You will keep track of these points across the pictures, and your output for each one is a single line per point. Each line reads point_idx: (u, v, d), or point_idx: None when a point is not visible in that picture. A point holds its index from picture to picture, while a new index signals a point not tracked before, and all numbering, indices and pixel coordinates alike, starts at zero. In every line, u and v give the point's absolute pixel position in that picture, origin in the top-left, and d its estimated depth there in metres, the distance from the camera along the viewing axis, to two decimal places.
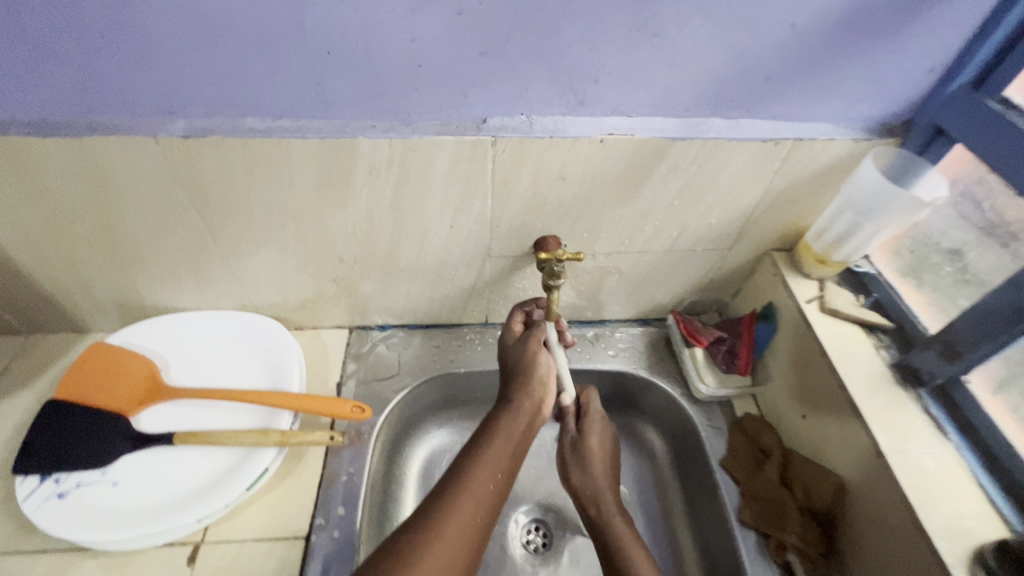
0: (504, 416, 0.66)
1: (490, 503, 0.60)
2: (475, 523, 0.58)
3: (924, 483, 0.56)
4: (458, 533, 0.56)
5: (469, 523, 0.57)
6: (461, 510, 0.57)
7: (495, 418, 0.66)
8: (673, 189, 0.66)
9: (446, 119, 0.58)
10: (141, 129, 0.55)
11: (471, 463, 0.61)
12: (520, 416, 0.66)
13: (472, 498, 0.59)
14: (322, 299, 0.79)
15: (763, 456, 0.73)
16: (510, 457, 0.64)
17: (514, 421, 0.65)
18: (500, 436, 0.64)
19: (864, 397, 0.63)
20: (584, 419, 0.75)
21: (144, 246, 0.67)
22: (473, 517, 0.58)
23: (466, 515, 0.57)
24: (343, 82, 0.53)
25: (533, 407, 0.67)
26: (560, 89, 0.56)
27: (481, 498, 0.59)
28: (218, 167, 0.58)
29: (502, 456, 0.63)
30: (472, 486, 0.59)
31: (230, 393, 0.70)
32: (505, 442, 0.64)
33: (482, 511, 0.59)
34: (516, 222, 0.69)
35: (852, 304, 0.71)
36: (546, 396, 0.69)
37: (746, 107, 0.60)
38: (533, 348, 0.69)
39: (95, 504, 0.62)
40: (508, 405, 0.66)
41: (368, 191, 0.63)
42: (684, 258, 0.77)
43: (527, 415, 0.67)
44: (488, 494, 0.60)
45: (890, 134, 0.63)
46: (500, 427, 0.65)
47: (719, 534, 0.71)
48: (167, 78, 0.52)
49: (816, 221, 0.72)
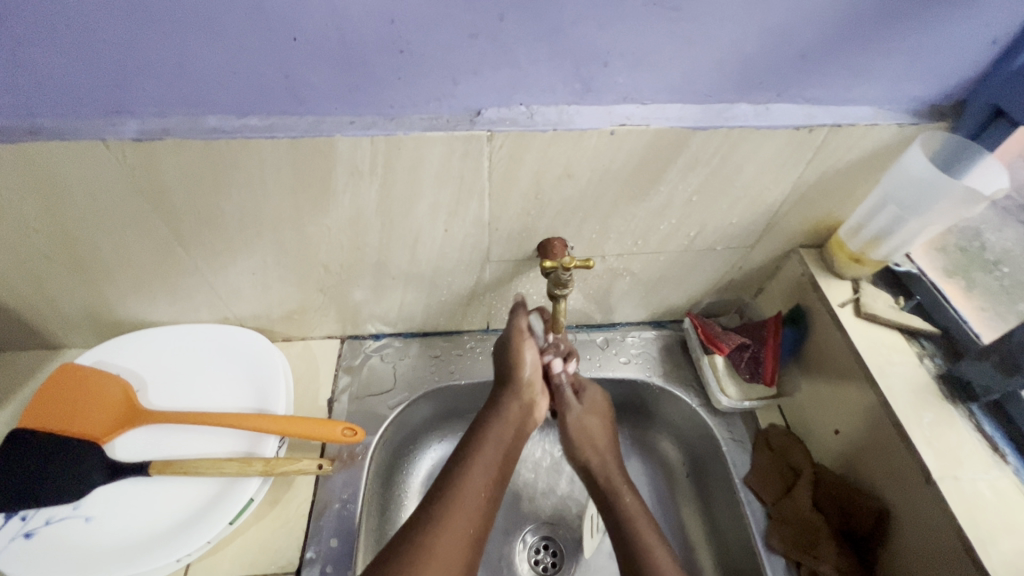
0: (493, 420, 0.62)
1: (483, 510, 0.57)
2: (471, 531, 0.55)
3: (981, 515, 0.50)
4: (451, 545, 0.53)
5: (463, 534, 0.54)
6: (454, 521, 0.54)
7: (483, 424, 0.62)
8: (692, 184, 0.59)
9: (435, 112, 0.51)
10: (88, 132, 0.48)
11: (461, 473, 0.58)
12: (510, 420, 0.63)
13: (464, 508, 0.55)
14: (309, 309, 0.73)
15: (792, 475, 0.67)
16: (502, 462, 0.61)
17: (504, 426, 0.62)
18: (489, 441, 0.61)
19: (909, 414, 0.56)
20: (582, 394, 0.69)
21: (108, 259, 0.61)
22: (465, 527, 0.54)
23: (462, 524, 0.54)
24: (314, 73, 0.46)
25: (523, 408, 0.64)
26: (565, 75, 0.49)
27: (474, 506, 0.56)
28: (181, 172, 0.52)
29: (492, 461, 0.60)
30: (462, 496, 0.56)
31: (211, 418, 0.65)
32: (496, 448, 0.61)
33: (476, 517, 0.56)
34: (517, 225, 0.62)
35: (891, 307, 0.65)
36: (538, 396, 0.66)
37: (777, 90, 0.52)
38: (519, 346, 0.64)
39: (67, 543, 0.57)
40: (498, 409, 0.63)
41: (351, 195, 0.56)
42: (702, 258, 0.70)
43: (518, 418, 0.63)
44: (481, 502, 0.57)
45: (941, 117, 0.55)
46: (489, 431, 0.61)
47: (744, 559, 0.66)
48: (111, 74, 0.45)
49: (851, 216, 0.65)
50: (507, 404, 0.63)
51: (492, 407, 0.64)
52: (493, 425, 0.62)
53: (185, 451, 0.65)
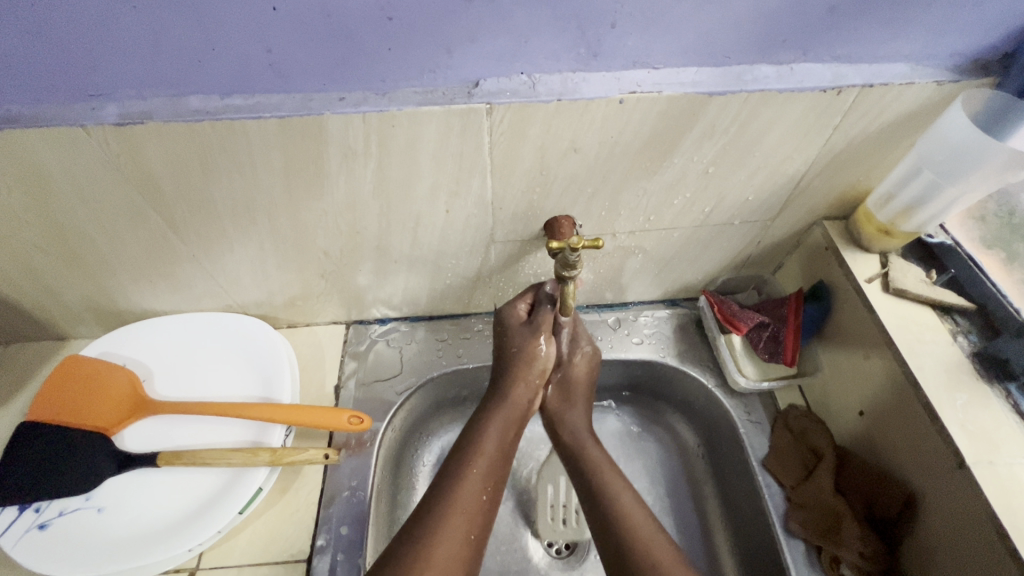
0: (497, 411, 0.61)
1: (483, 512, 0.55)
2: (470, 535, 0.52)
3: (1017, 501, 0.47)
4: (449, 551, 0.50)
5: (464, 540, 0.52)
6: (453, 525, 0.52)
7: (487, 412, 0.61)
8: (708, 155, 0.55)
9: (430, 85, 0.48)
10: (66, 119, 0.46)
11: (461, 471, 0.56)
12: (511, 410, 0.61)
13: (463, 512, 0.53)
14: (311, 295, 0.71)
15: (813, 457, 0.65)
16: (502, 459, 0.59)
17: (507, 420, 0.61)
18: (492, 436, 0.59)
19: (941, 395, 0.53)
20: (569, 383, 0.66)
21: (103, 250, 0.59)
22: (465, 531, 0.52)
23: (461, 526, 0.52)
24: (297, 46, 0.43)
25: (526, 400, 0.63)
26: (568, 39, 0.45)
27: (472, 509, 0.54)
28: (166, 158, 0.50)
29: (494, 457, 0.58)
30: (461, 499, 0.54)
31: (217, 408, 0.64)
32: (498, 442, 0.59)
33: (475, 520, 0.53)
34: (522, 204, 0.59)
35: (922, 281, 0.61)
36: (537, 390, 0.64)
37: (803, 48, 0.48)
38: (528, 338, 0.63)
39: (79, 534, 0.57)
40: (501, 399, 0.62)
41: (346, 176, 0.54)
42: (719, 233, 0.67)
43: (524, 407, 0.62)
44: (482, 503, 0.55)
45: (985, 72, 0.50)
46: (493, 425, 0.60)
47: (761, 541, 0.64)
48: (83, 55, 0.42)
49: (880, 185, 0.60)
50: (514, 392, 0.62)
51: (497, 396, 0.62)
52: (496, 416, 0.61)
53: (193, 440, 0.65)
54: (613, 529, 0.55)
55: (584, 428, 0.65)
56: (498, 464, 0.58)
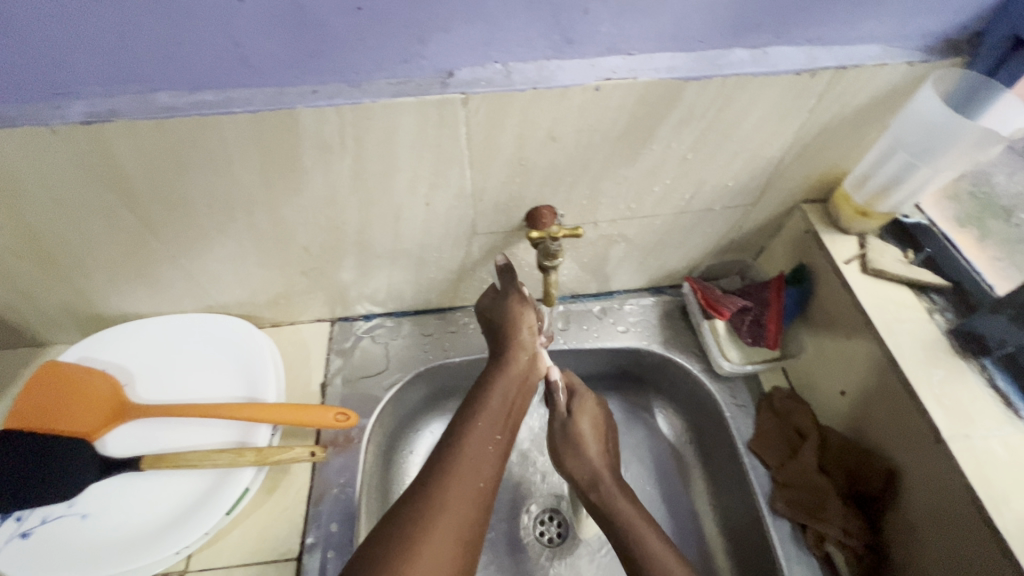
0: (499, 374, 0.62)
1: (493, 464, 0.57)
2: (483, 476, 0.55)
3: (994, 473, 0.48)
4: (464, 494, 0.53)
5: (474, 484, 0.54)
6: (464, 470, 0.54)
7: (489, 381, 0.62)
8: (686, 141, 0.55)
9: (404, 76, 0.47)
10: (31, 118, 0.45)
11: (466, 431, 0.58)
12: (512, 373, 0.62)
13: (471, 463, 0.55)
14: (293, 293, 0.70)
15: (797, 438, 0.66)
16: (508, 413, 0.61)
17: (511, 379, 0.62)
18: (496, 394, 0.61)
19: (918, 372, 0.54)
20: (575, 400, 0.68)
21: (77, 252, 0.58)
22: (477, 480, 0.55)
23: (472, 471, 0.55)
24: (265, 39, 0.42)
25: (528, 361, 0.64)
26: (542, 26, 0.45)
27: (482, 458, 0.56)
28: (138, 156, 0.48)
29: (498, 414, 0.60)
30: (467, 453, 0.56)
31: (201, 410, 0.63)
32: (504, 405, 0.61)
33: (485, 469, 0.56)
34: (503, 195, 0.59)
35: (899, 261, 0.62)
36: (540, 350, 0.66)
37: (776, 31, 0.48)
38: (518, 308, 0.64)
39: (63, 542, 0.57)
40: (503, 371, 0.62)
41: (323, 171, 0.53)
42: (700, 219, 0.67)
43: (521, 379, 0.63)
44: (489, 454, 0.57)
45: (956, 52, 0.51)
46: (497, 384, 0.62)
47: (749, 521, 0.65)
48: (44, 50, 0.41)
49: (856, 168, 0.61)
50: (513, 354, 0.63)
51: (496, 362, 0.64)
52: (501, 378, 0.62)
53: (178, 443, 0.64)
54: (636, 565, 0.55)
55: (595, 461, 0.65)
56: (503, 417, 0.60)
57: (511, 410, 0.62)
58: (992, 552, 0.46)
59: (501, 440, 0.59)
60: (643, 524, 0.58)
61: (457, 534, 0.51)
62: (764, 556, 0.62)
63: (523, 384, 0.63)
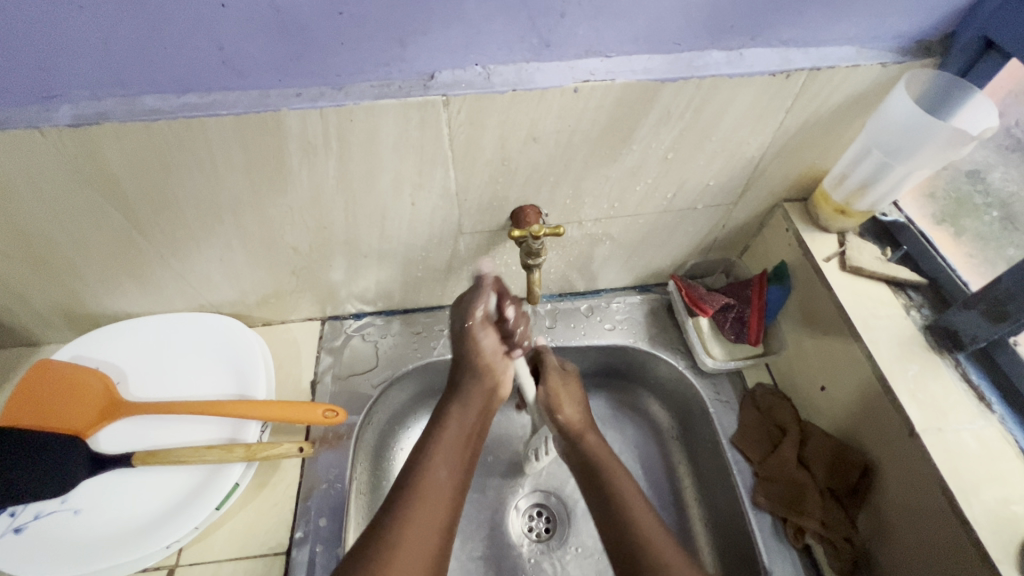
0: (456, 408, 0.60)
1: (451, 501, 0.53)
2: (442, 517, 0.51)
3: (965, 465, 0.49)
4: (421, 537, 0.49)
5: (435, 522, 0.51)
6: (420, 512, 0.51)
7: (443, 415, 0.59)
8: (666, 141, 0.56)
9: (386, 79, 0.48)
10: (21, 121, 0.46)
11: (421, 467, 0.54)
12: (470, 403, 0.60)
13: (433, 501, 0.52)
14: (283, 292, 0.71)
15: (779, 433, 0.67)
16: (466, 444, 0.58)
17: (468, 408, 0.60)
18: (452, 426, 0.58)
19: (893, 366, 0.55)
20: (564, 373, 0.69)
21: (68, 252, 0.59)
22: (436, 520, 0.51)
23: (431, 510, 0.51)
24: (248, 43, 0.44)
25: (486, 390, 0.61)
26: (520, 29, 0.46)
27: (441, 496, 0.53)
28: (126, 157, 0.49)
29: (454, 447, 0.57)
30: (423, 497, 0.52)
31: (192, 407, 0.64)
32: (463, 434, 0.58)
33: (443, 508, 0.52)
34: (487, 195, 0.60)
35: (877, 259, 0.63)
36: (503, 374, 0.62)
37: (751, 33, 0.49)
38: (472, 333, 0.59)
39: (56, 536, 0.58)
40: (460, 399, 0.60)
41: (308, 171, 0.54)
42: (683, 218, 0.68)
43: (478, 409, 0.60)
44: (447, 487, 0.54)
45: (928, 53, 0.52)
46: (453, 415, 0.59)
47: (732, 515, 0.66)
48: (32, 54, 0.42)
49: (834, 167, 0.62)
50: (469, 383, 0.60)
51: (453, 392, 0.61)
52: (456, 410, 0.60)
53: (170, 439, 0.65)
54: (627, 537, 0.53)
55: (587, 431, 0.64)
56: (461, 448, 0.58)
57: (470, 440, 0.59)
58: (962, 540, 0.47)
59: (460, 474, 0.56)
60: (636, 497, 0.57)
61: (420, 575, 0.47)
62: (746, 550, 0.63)
63: (481, 413, 0.61)
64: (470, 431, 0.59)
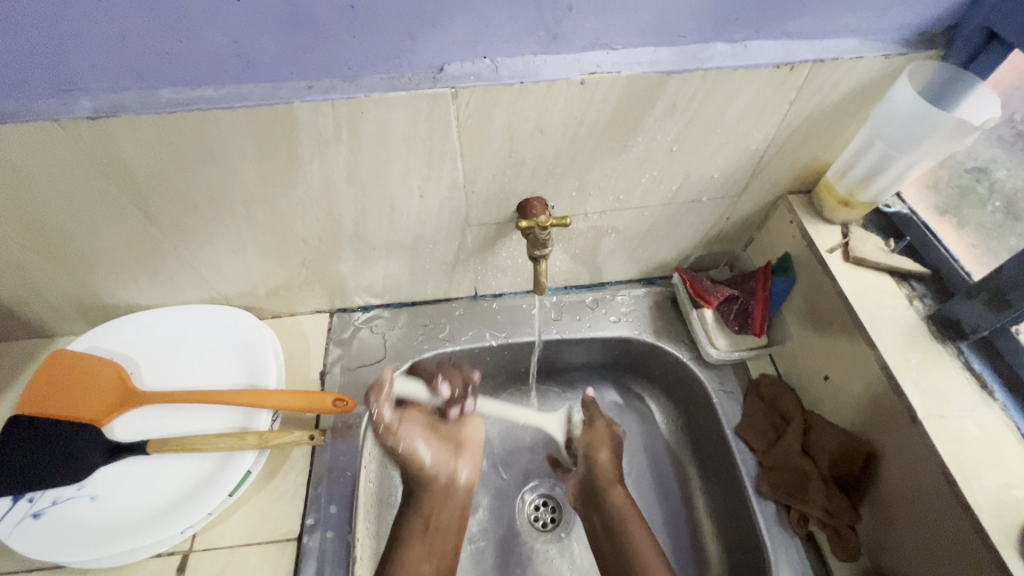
0: (429, 506, 0.70)
1: None
2: None
3: (967, 452, 0.50)
4: None
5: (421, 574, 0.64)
6: None
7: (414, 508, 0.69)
8: (671, 133, 0.57)
9: (396, 71, 0.49)
10: (40, 113, 0.47)
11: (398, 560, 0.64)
12: (432, 493, 0.70)
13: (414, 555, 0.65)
14: (293, 285, 0.73)
15: (783, 423, 0.67)
16: (440, 528, 0.68)
17: (437, 501, 0.70)
18: (421, 519, 0.68)
19: (895, 355, 0.56)
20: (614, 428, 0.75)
21: (84, 244, 0.60)
22: None
23: None
24: (262, 37, 0.45)
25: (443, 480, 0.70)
26: (528, 22, 0.47)
27: None
28: (142, 150, 0.51)
29: (423, 539, 0.67)
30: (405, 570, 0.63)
31: (204, 397, 0.65)
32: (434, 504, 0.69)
33: None
34: (494, 187, 0.60)
35: (881, 250, 0.63)
36: (454, 465, 0.71)
37: (755, 25, 0.50)
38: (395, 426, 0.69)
39: (73, 522, 0.59)
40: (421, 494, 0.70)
41: (319, 164, 0.55)
42: (688, 210, 0.69)
43: (440, 493, 0.70)
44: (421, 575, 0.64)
45: (931, 44, 0.52)
46: (421, 509, 0.69)
47: (736, 504, 0.67)
48: (52, 48, 0.43)
49: (838, 159, 0.63)
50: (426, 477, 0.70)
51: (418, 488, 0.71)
52: (423, 499, 0.70)
53: (182, 428, 0.66)
54: None
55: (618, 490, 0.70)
56: (436, 534, 0.68)
57: (445, 526, 0.69)
58: (962, 524, 0.48)
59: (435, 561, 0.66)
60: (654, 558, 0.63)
61: None
62: (750, 538, 0.64)
63: (444, 500, 0.70)
64: (440, 516, 0.69)
